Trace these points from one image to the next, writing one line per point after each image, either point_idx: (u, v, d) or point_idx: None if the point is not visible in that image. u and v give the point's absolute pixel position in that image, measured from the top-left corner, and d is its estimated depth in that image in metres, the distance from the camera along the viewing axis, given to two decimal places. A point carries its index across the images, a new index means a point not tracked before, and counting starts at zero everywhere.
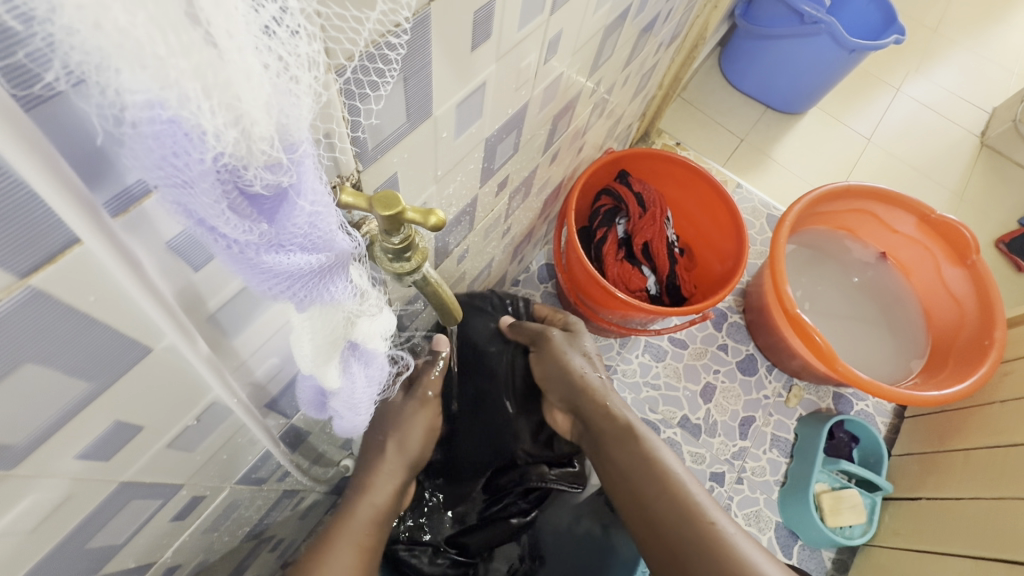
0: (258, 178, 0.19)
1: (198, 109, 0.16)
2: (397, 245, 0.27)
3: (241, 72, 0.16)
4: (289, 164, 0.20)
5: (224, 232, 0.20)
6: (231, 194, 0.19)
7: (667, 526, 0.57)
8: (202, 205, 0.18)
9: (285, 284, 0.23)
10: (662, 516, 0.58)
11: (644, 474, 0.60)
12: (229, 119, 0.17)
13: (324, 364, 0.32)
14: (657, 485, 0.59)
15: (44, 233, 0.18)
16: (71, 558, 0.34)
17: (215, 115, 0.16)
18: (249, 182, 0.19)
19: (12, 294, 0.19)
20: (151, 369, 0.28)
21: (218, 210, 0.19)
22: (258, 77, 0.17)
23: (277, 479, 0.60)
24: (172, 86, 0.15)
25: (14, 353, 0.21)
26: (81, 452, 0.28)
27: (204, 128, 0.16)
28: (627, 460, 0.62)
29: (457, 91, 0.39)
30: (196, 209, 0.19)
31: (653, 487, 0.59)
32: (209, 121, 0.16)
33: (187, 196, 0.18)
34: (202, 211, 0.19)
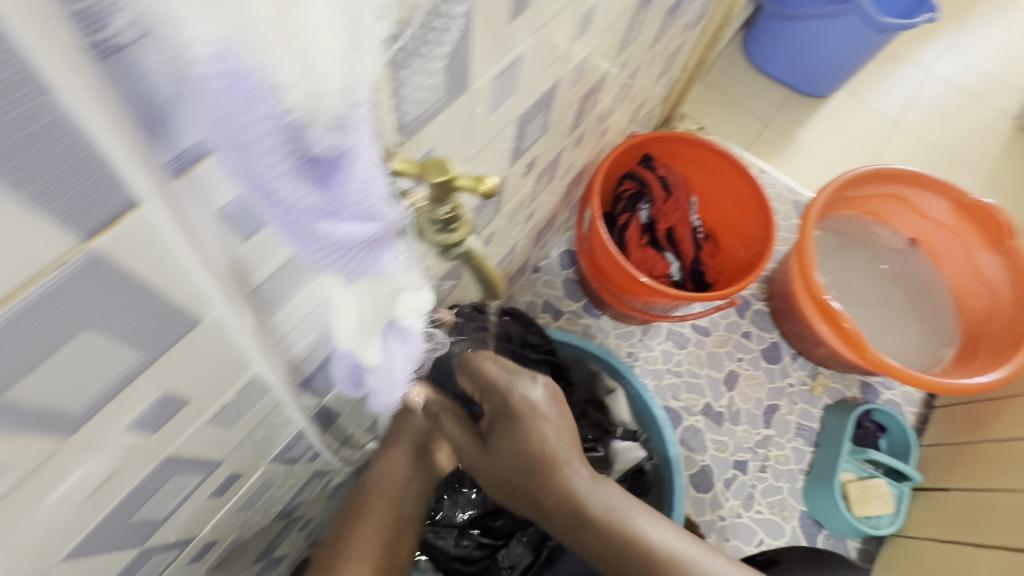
0: (323, 138, 0.18)
1: (274, 59, 0.15)
2: (444, 217, 0.27)
3: (317, 23, 0.15)
4: (348, 126, 0.19)
5: (282, 194, 0.19)
6: (294, 155, 0.18)
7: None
8: (265, 166, 0.18)
9: (335, 255, 0.23)
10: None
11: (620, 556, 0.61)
12: (301, 72, 0.16)
13: (364, 340, 0.32)
14: (638, 556, 0.61)
15: (102, 194, 0.18)
16: (120, 529, 0.34)
17: (288, 67, 0.16)
18: (312, 145, 0.18)
19: (73, 258, 0.19)
20: (198, 341, 0.28)
21: (279, 171, 0.18)
22: (332, 27, 0.16)
23: (307, 460, 0.61)
24: (250, 32, 0.14)
25: (72, 319, 0.20)
26: (131, 424, 0.28)
27: (276, 80, 0.16)
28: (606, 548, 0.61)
29: (494, 63, 0.38)
30: (258, 169, 0.18)
31: (632, 558, 0.61)
32: (280, 74, 0.16)
33: (250, 154, 0.17)
34: (263, 171, 0.18)
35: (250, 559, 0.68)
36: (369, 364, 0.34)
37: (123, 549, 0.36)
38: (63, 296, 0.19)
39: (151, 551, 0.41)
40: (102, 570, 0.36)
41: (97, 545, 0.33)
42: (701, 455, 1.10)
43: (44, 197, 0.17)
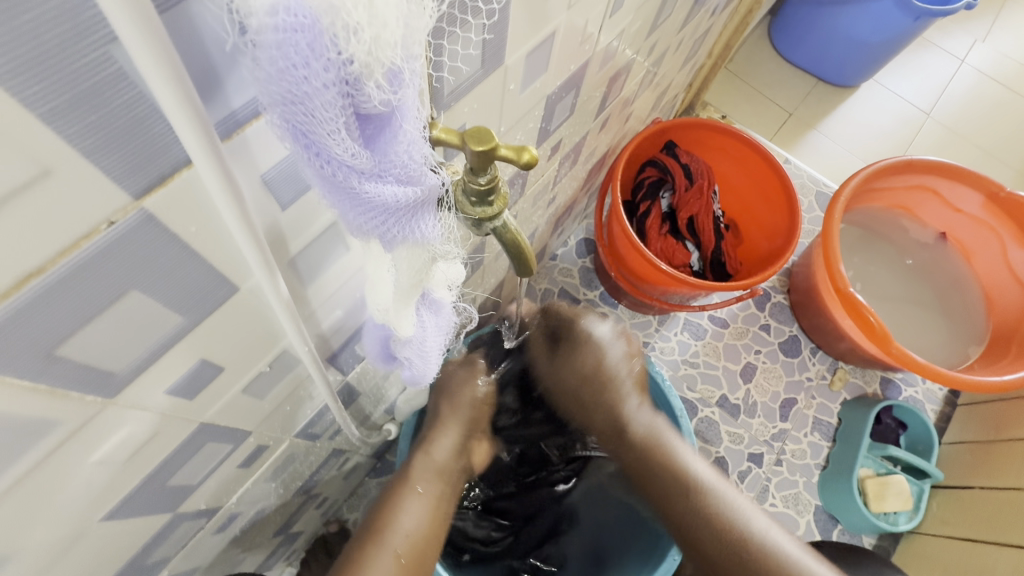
0: (376, 93, 0.18)
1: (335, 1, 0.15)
2: (483, 187, 0.26)
3: None
4: (403, 84, 0.19)
5: (333, 153, 0.19)
6: (347, 110, 0.18)
7: (696, 542, 0.58)
8: (318, 121, 0.18)
9: (377, 217, 0.23)
10: (685, 522, 0.58)
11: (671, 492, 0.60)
12: (364, 18, 0.16)
13: (401, 315, 0.33)
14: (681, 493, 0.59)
15: (156, 153, 0.18)
16: (155, 493, 0.35)
17: (351, 10, 0.16)
18: (366, 99, 0.18)
19: (124, 217, 0.19)
20: (237, 308, 0.29)
21: (332, 127, 0.18)
22: None
23: (329, 436, 0.62)
24: None
25: (120, 278, 0.21)
26: (170, 388, 0.28)
27: (337, 27, 0.16)
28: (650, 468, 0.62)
29: (528, 39, 0.37)
30: (312, 126, 0.18)
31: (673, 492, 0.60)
32: (349, 18, 0.16)
33: (305, 110, 0.17)
34: (316, 127, 0.18)
35: (270, 532, 0.70)
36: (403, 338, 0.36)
37: (156, 513, 0.37)
38: (113, 255, 0.20)
39: (181, 518, 0.42)
40: (136, 534, 0.37)
41: (135, 507, 0.34)
42: (716, 447, 1.09)
43: (100, 151, 0.17)
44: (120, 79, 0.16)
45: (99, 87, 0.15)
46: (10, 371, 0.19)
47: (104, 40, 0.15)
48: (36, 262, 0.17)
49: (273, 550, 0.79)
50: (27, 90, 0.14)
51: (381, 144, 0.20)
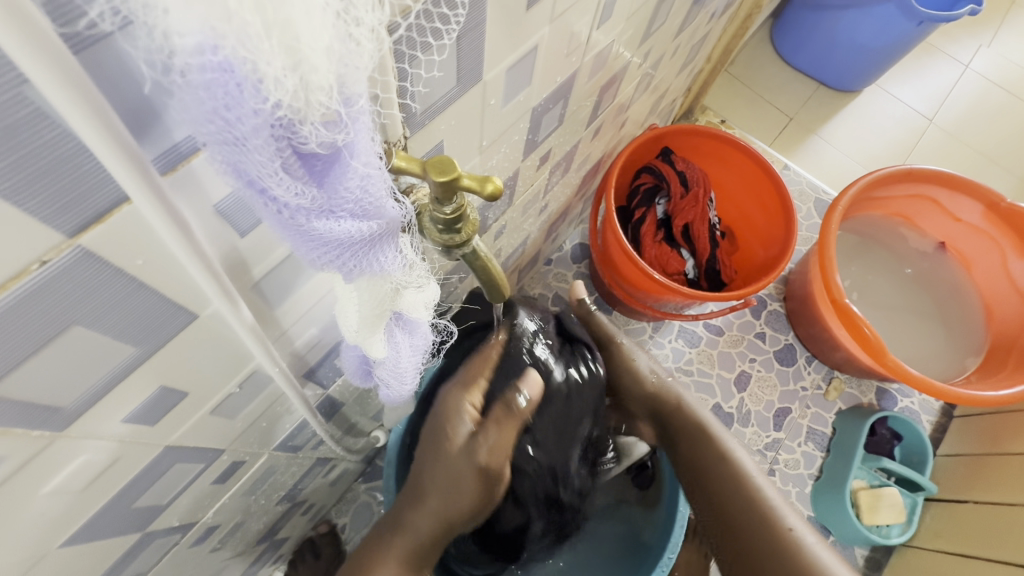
0: (314, 134, 0.17)
1: (257, 49, 0.14)
2: (448, 216, 0.26)
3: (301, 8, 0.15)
4: (345, 121, 0.18)
5: (276, 193, 0.18)
6: (283, 151, 0.17)
7: (732, 526, 0.59)
8: (255, 164, 0.17)
9: (334, 253, 0.22)
10: (726, 500, 0.61)
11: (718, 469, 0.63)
12: (288, 64, 0.15)
13: (370, 337, 0.32)
14: (727, 477, 0.61)
15: (88, 191, 0.17)
16: (120, 515, 0.34)
17: (275, 57, 0.15)
18: (304, 139, 0.17)
19: (59, 255, 0.18)
20: (198, 334, 0.28)
21: (271, 169, 0.17)
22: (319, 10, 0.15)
23: (311, 447, 0.61)
24: (231, 21, 0.14)
25: (60, 315, 0.20)
26: (128, 416, 0.28)
27: (261, 73, 0.15)
28: (699, 451, 0.65)
29: (507, 54, 0.36)
30: (249, 168, 0.17)
31: (723, 475, 0.62)
32: (269, 66, 0.15)
33: (240, 153, 0.17)
34: (255, 171, 0.17)
35: (253, 541, 0.69)
36: (376, 359, 0.35)
37: (122, 534, 0.36)
38: (47, 293, 0.19)
39: (152, 535, 0.41)
40: (103, 555, 0.36)
41: (98, 531, 0.34)
42: None
43: (23, 193, 0.16)
44: (39, 121, 0.15)
45: (13, 128, 0.15)
46: None
47: (13, 82, 0.14)
48: None
49: (258, 556, 0.78)
50: None
51: (330, 181, 0.20)
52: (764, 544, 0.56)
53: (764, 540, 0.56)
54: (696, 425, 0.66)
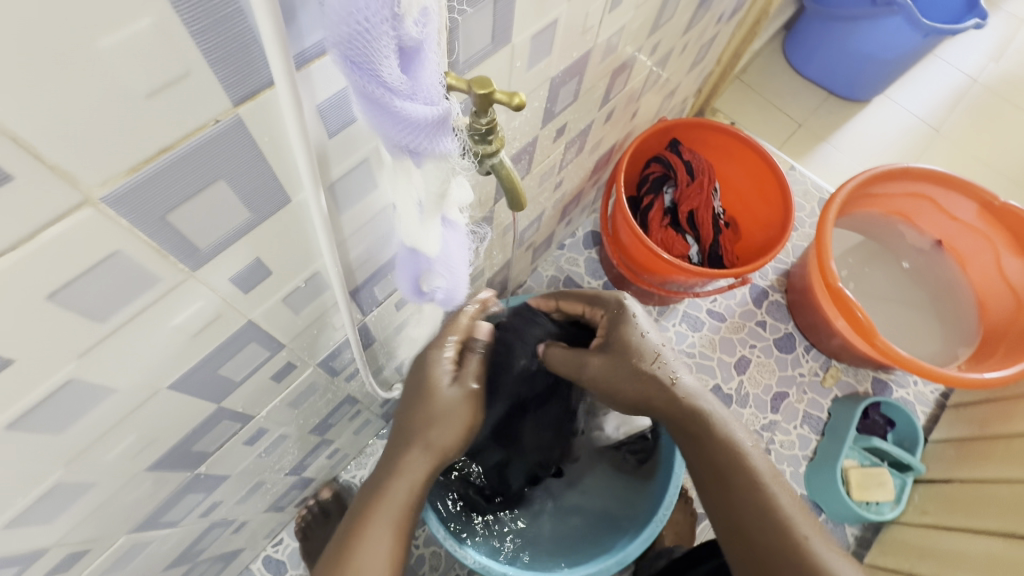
0: (411, 26, 0.26)
1: None
2: (483, 126, 0.34)
3: None
4: (423, 20, 0.27)
5: (384, 72, 0.27)
6: (394, 39, 0.26)
7: (749, 525, 0.62)
8: (377, 45, 0.25)
9: (412, 134, 0.30)
10: (731, 494, 0.64)
11: (722, 470, 0.64)
12: None
13: (427, 232, 0.39)
14: (736, 475, 0.64)
15: (254, 71, 0.26)
16: (207, 377, 0.43)
17: None
18: (406, 30, 0.26)
19: (226, 118, 0.27)
20: (287, 217, 0.36)
21: (385, 50, 0.26)
22: None
23: (345, 378, 0.70)
24: None
25: (214, 167, 0.28)
26: (233, 276, 0.36)
27: None
28: (703, 450, 0.66)
29: (533, 23, 0.45)
30: (372, 50, 0.25)
31: (727, 471, 0.64)
32: None
33: (369, 37, 0.25)
34: (375, 51, 0.25)
35: (287, 467, 0.78)
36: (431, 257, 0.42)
37: (205, 399, 0.45)
38: (211, 149, 0.27)
39: (222, 414, 0.49)
40: (189, 415, 0.45)
41: (192, 386, 0.42)
42: None
43: (218, 65, 0.25)
44: (238, 14, 0.24)
45: (226, 16, 0.23)
46: (138, 226, 0.27)
47: None
48: (168, 140, 0.25)
49: (288, 489, 0.86)
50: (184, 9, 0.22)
51: (412, 72, 0.29)
52: (778, 547, 0.60)
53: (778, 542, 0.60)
54: (697, 426, 0.66)
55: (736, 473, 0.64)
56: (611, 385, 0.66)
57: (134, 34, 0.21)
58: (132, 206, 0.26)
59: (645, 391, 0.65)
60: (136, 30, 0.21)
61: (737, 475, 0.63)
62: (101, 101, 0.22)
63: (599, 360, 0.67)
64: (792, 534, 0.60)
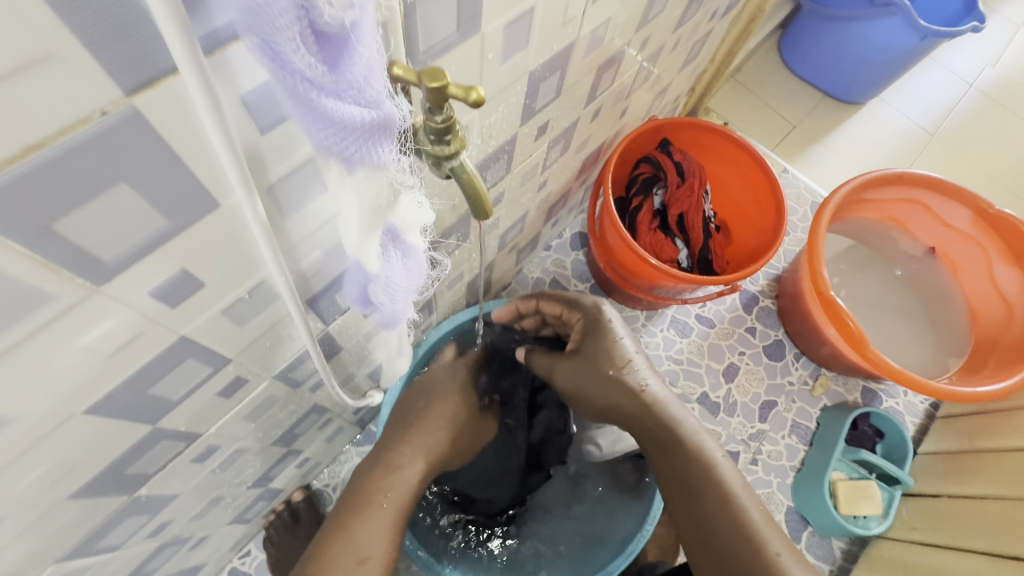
0: (327, 9, 0.22)
1: None
2: (439, 125, 0.30)
3: None
4: (349, 4, 0.23)
5: (294, 63, 0.22)
6: (303, 22, 0.21)
7: (715, 541, 0.59)
8: (279, 28, 0.21)
9: (340, 138, 0.26)
10: (708, 515, 0.60)
11: (698, 489, 0.61)
12: None
13: (368, 248, 0.35)
14: (714, 494, 0.60)
15: (148, 54, 0.22)
16: (135, 398, 0.38)
17: None
18: (319, 13, 0.22)
19: (117, 110, 0.22)
20: (216, 224, 0.32)
21: (291, 36, 0.21)
22: None
23: (309, 388, 0.65)
24: None
25: (110, 168, 0.24)
26: (154, 290, 0.32)
27: None
28: (679, 467, 0.62)
29: (506, 10, 0.41)
30: (274, 33, 0.21)
31: (702, 488, 0.61)
32: None
33: (267, 17, 0.21)
34: (278, 35, 0.21)
35: (249, 480, 0.73)
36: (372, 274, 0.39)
37: (137, 420, 0.41)
38: (101, 146, 0.23)
39: (161, 434, 0.45)
40: (116, 438, 0.40)
41: (117, 408, 0.38)
42: None
43: (97, 46, 0.20)
44: None
45: None
46: (12, 237, 0.23)
47: None
48: (38, 137, 0.21)
49: (252, 501, 0.82)
50: None
51: (339, 65, 0.24)
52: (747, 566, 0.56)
53: (747, 560, 0.56)
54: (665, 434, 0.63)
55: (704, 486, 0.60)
56: (581, 392, 0.66)
57: None
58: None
59: (614, 398, 0.64)
60: None
61: (704, 489, 0.60)
62: None
63: (569, 363, 0.67)
64: (760, 552, 0.56)
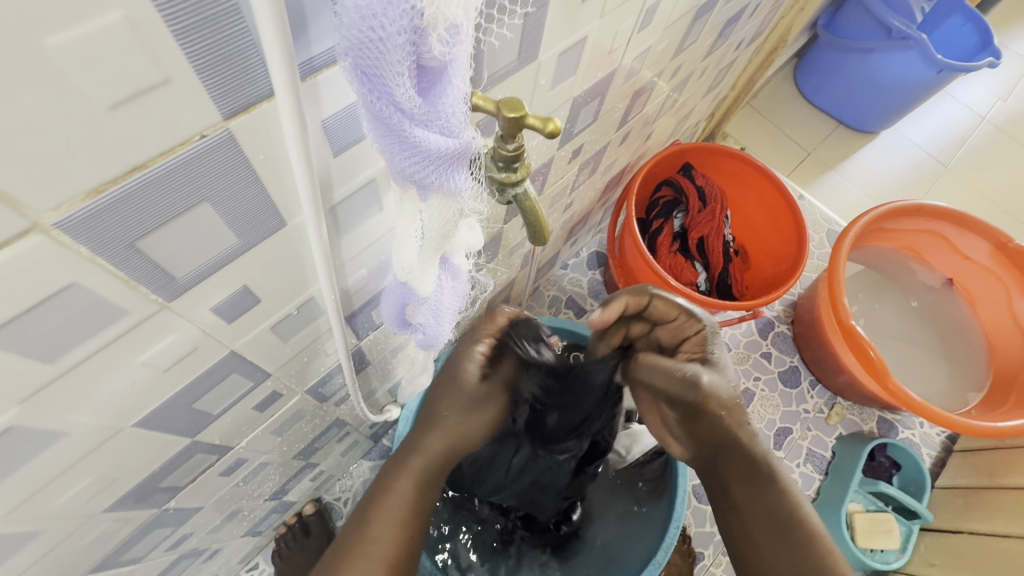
0: (435, 44, 0.23)
1: None
2: (510, 153, 0.30)
3: None
4: (455, 42, 0.24)
5: (394, 93, 0.24)
6: (410, 56, 0.23)
7: None
8: (388, 62, 0.22)
9: (420, 163, 0.27)
10: (775, 548, 0.52)
11: (779, 523, 0.52)
12: None
13: (422, 276, 0.37)
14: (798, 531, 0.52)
15: (250, 82, 0.22)
16: (181, 412, 0.38)
17: None
18: (427, 48, 0.23)
19: (213, 133, 0.23)
20: (281, 242, 0.32)
21: (398, 68, 0.23)
22: None
23: (334, 403, 0.65)
24: None
25: (199, 188, 0.24)
26: (215, 306, 0.32)
27: None
28: (749, 493, 0.54)
29: (563, 39, 0.42)
30: (383, 66, 0.22)
31: (776, 521, 0.52)
32: None
33: (379, 51, 0.22)
34: (386, 68, 0.22)
35: (266, 493, 0.72)
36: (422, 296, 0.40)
37: (178, 433, 0.40)
38: (194, 167, 0.23)
39: (196, 447, 0.45)
40: (156, 451, 0.40)
41: (163, 421, 0.38)
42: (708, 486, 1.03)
43: (206, 71, 0.20)
44: (235, 13, 0.20)
45: (219, 14, 0.19)
46: (100, 253, 0.23)
47: None
48: (140, 158, 0.21)
49: (265, 515, 0.81)
50: (165, 4, 0.18)
51: (432, 96, 0.25)
52: None
53: None
54: (750, 468, 0.54)
55: (782, 522, 0.52)
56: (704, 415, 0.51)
57: (97, 31, 0.17)
58: (94, 230, 0.22)
59: (721, 425, 0.52)
60: (101, 26, 0.17)
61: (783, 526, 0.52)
62: (51, 107, 0.18)
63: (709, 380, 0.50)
64: None
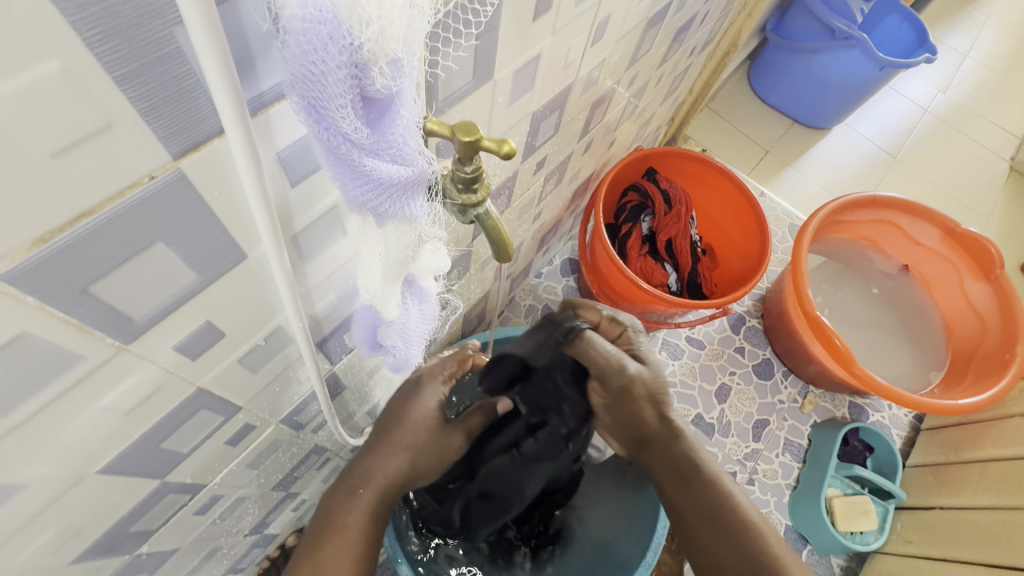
0: (380, 78, 0.23)
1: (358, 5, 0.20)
2: (468, 175, 0.31)
3: None
4: (399, 76, 0.24)
5: (341, 126, 0.24)
6: (354, 89, 0.23)
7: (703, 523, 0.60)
8: (332, 96, 0.23)
9: (372, 191, 0.28)
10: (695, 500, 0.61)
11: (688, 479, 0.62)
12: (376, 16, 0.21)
13: (388, 297, 0.37)
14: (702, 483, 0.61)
15: (198, 121, 0.22)
16: (148, 453, 0.37)
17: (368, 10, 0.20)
18: (371, 81, 0.23)
19: (164, 173, 0.22)
20: (242, 275, 0.32)
21: (342, 102, 0.23)
22: None
23: (312, 430, 0.64)
24: None
25: (151, 227, 0.24)
26: (178, 344, 0.31)
27: (352, 21, 0.21)
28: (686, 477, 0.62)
29: (517, 57, 0.42)
30: (327, 100, 0.23)
31: (714, 525, 0.59)
32: (362, 15, 0.20)
33: (321, 85, 0.22)
34: (330, 102, 0.23)
35: (245, 527, 0.70)
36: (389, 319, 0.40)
37: (147, 474, 0.39)
38: (146, 208, 0.23)
39: (167, 488, 0.43)
40: (125, 495, 0.39)
41: (128, 464, 0.36)
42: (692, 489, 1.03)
43: (152, 114, 0.20)
44: (179, 55, 0.20)
45: (161, 57, 0.19)
46: (50, 301, 0.23)
47: (170, 23, 0.19)
48: (88, 204, 0.21)
49: (245, 551, 0.78)
50: (104, 51, 0.18)
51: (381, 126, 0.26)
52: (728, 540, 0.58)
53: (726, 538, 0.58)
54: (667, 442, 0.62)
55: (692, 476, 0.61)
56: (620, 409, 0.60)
57: (35, 82, 0.17)
58: (41, 280, 0.21)
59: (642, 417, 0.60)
60: (40, 76, 0.17)
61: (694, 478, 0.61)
62: None
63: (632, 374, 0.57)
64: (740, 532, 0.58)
